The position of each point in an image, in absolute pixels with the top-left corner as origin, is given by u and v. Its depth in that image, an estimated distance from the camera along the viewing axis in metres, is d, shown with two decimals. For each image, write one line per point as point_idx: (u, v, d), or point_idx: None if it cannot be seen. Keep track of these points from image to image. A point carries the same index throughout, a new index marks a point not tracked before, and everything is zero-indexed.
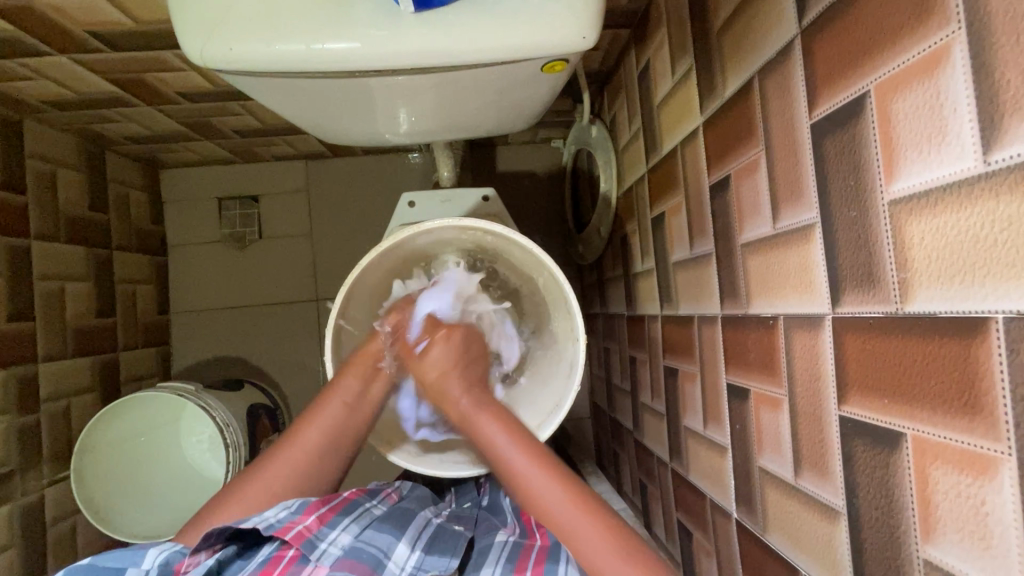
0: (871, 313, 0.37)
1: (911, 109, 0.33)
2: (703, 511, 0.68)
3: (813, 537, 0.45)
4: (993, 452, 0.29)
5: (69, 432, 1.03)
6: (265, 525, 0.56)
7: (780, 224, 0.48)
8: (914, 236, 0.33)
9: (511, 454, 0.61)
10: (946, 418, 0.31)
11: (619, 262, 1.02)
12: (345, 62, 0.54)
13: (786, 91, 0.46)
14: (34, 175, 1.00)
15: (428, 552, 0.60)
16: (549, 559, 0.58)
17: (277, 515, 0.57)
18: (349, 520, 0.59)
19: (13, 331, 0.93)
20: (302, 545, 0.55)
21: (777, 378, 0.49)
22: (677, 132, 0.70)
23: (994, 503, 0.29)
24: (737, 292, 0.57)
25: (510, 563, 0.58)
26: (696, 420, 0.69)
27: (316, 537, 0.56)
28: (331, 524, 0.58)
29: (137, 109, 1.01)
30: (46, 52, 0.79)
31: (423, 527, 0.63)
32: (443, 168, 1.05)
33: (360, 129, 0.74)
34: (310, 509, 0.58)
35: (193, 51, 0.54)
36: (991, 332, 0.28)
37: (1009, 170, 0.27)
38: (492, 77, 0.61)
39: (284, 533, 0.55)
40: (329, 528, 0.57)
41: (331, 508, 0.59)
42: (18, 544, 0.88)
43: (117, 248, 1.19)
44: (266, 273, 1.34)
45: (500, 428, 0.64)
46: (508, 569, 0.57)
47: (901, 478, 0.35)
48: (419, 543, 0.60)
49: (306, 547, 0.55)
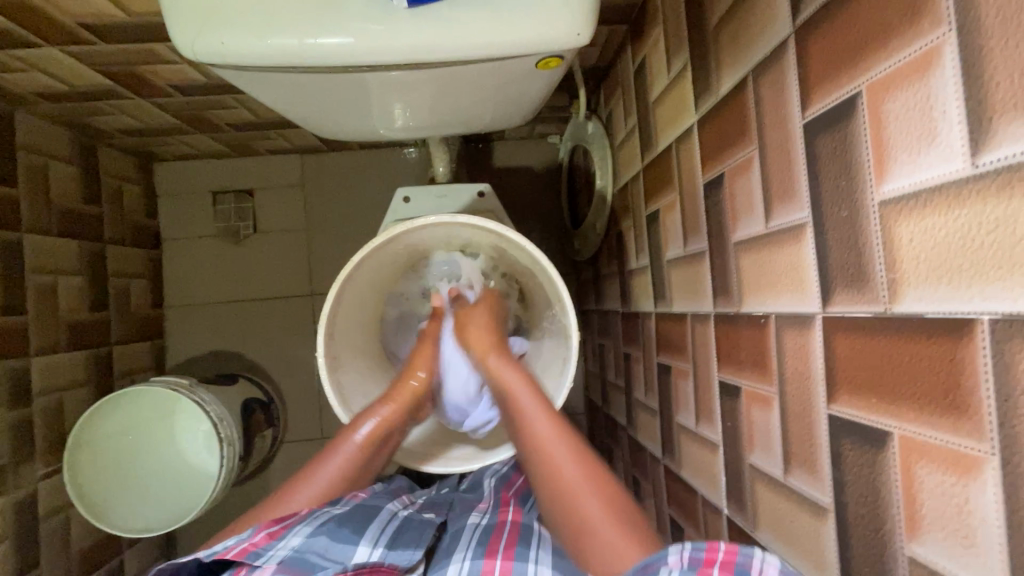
0: (862, 312, 0.37)
1: (902, 109, 0.33)
2: (694, 507, 0.68)
3: (801, 533, 0.46)
4: (978, 452, 0.29)
5: (62, 426, 1.03)
6: (209, 553, 0.56)
7: (773, 223, 0.48)
8: (904, 236, 0.33)
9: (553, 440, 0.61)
10: (932, 417, 0.32)
11: (615, 259, 1.02)
12: (339, 56, 0.54)
13: (779, 89, 0.46)
14: (26, 167, 0.99)
15: (391, 547, 0.60)
16: (519, 542, 0.61)
17: (225, 541, 0.57)
18: (299, 524, 0.59)
19: (5, 325, 0.92)
20: (249, 558, 0.55)
21: (768, 376, 0.50)
22: (672, 130, 0.70)
23: (978, 502, 0.29)
24: (730, 291, 0.57)
25: (482, 545, 0.61)
26: (688, 417, 0.69)
27: (263, 549, 0.56)
28: (281, 536, 0.57)
29: (130, 102, 1.00)
30: (37, 44, 0.78)
31: (386, 523, 0.63)
32: (438, 163, 1.05)
33: (354, 124, 0.74)
34: (259, 528, 0.58)
35: (185, 45, 0.53)
36: (978, 333, 0.29)
37: (997, 172, 0.27)
38: (487, 73, 0.61)
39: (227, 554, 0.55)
40: (279, 539, 0.57)
41: (283, 523, 0.59)
42: (11, 538, 0.88)
43: (110, 242, 1.19)
44: (261, 268, 1.34)
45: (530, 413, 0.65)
46: (479, 552, 0.60)
47: (888, 476, 0.36)
48: (381, 540, 0.60)
49: (253, 557, 0.55)
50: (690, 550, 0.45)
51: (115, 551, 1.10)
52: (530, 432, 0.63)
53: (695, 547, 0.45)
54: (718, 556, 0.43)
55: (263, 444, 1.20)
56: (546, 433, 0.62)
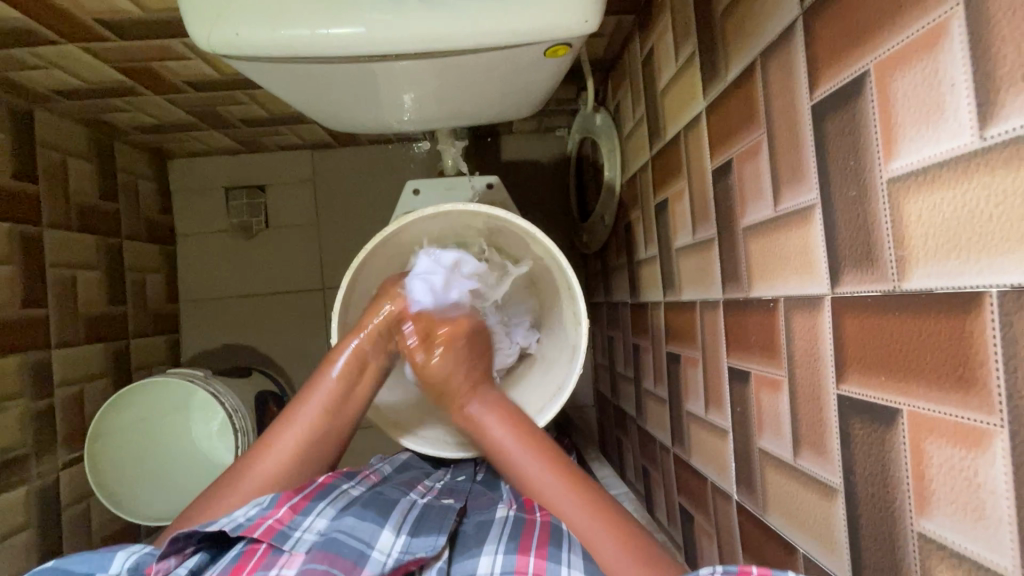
0: (872, 291, 0.37)
1: (910, 87, 0.33)
2: (704, 494, 0.69)
3: (811, 515, 0.46)
4: (987, 425, 0.29)
5: (82, 417, 1.05)
6: (233, 525, 0.55)
7: (781, 206, 0.48)
8: (912, 213, 0.33)
9: (526, 457, 0.62)
10: (941, 393, 0.32)
11: (623, 250, 1.03)
12: (349, 46, 0.55)
13: (788, 72, 0.46)
14: (46, 164, 1.01)
15: (414, 534, 0.58)
16: (552, 540, 0.56)
17: (247, 513, 0.57)
18: (324, 504, 0.59)
19: (27, 318, 0.94)
20: (274, 538, 0.54)
21: (778, 360, 0.50)
22: (681, 117, 0.70)
23: (987, 475, 0.29)
24: (739, 276, 0.57)
25: (514, 540, 0.56)
26: (698, 404, 0.70)
27: (290, 527, 0.55)
28: (305, 511, 0.57)
29: (145, 98, 1.02)
30: (57, 41, 0.80)
31: (408, 513, 0.62)
32: (447, 156, 1.05)
33: (365, 115, 0.75)
34: (281, 501, 0.57)
35: (200, 37, 0.55)
36: (986, 306, 0.29)
37: (1004, 144, 0.27)
38: (495, 62, 0.62)
39: (253, 531, 0.54)
40: (302, 516, 0.57)
41: (305, 496, 0.59)
42: (35, 524, 0.91)
43: (127, 237, 1.21)
44: (273, 262, 1.36)
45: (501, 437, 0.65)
46: (511, 546, 0.56)
47: (897, 453, 0.36)
48: (404, 529, 0.58)
49: (279, 539, 0.54)
50: (723, 571, 0.42)
51: (135, 539, 1.13)
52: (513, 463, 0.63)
53: (728, 569, 0.42)
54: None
55: None
56: (529, 470, 0.61)
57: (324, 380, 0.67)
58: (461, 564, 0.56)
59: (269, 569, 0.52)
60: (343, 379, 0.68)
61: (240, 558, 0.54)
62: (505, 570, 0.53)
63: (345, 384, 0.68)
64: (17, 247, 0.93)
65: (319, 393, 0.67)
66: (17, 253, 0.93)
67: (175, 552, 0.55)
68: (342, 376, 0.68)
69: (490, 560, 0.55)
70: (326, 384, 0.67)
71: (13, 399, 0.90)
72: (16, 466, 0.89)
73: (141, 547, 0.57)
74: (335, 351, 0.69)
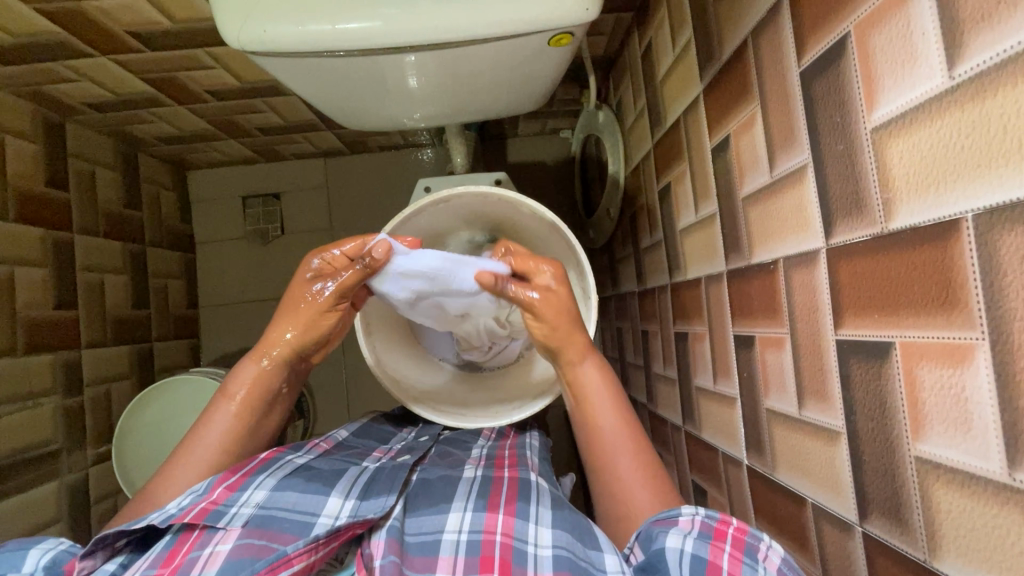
0: (862, 236, 0.39)
1: (886, 42, 0.36)
2: (715, 465, 0.70)
3: (817, 463, 0.48)
4: (970, 339, 0.31)
5: (109, 415, 1.09)
6: (163, 517, 0.51)
7: (777, 170, 0.51)
8: (894, 156, 0.36)
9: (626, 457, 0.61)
10: (928, 318, 0.34)
11: (629, 240, 1.06)
12: (366, 40, 0.60)
13: (776, 45, 0.49)
14: (75, 174, 1.07)
15: (364, 497, 0.56)
16: (519, 497, 0.56)
17: (180, 503, 0.53)
18: (264, 475, 0.57)
19: (60, 318, 0.99)
20: (208, 517, 0.51)
21: (780, 318, 0.52)
22: (680, 102, 0.73)
23: (972, 388, 0.32)
24: (741, 245, 0.59)
25: (482, 499, 0.56)
26: (706, 377, 0.72)
27: (224, 506, 0.52)
28: (242, 487, 0.55)
29: (168, 109, 1.08)
30: (90, 54, 0.86)
31: (357, 477, 0.59)
32: (457, 155, 1.09)
33: (379, 111, 0.79)
34: (215, 484, 0.54)
35: (232, 36, 0.60)
36: (963, 230, 0.31)
37: (970, 80, 0.30)
38: (502, 53, 0.66)
39: (184, 516, 0.51)
40: (240, 492, 0.54)
41: (243, 473, 0.56)
42: (65, 517, 0.94)
43: (150, 244, 1.26)
44: (289, 267, 1.40)
45: (604, 429, 0.63)
46: (479, 504, 0.55)
47: (892, 385, 0.38)
48: (354, 492, 0.56)
49: (213, 518, 0.51)
50: (704, 516, 0.46)
51: None
52: (609, 460, 0.62)
53: (710, 514, 0.46)
54: (728, 528, 0.45)
55: (294, 436, 1.20)
56: (611, 442, 0.62)
57: (222, 410, 0.64)
58: (427, 521, 0.55)
59: (204, 547, 0.49)
60: (245, 407, 0.65)
61: (174, 544, 0.50)
62: (472, 531, 0.52)
63: (249, 412, 0.65)
64: (50, 251, 0.98)
65: (218, 425, 0.64)
66: (50, 256, 0.98)
67: (103, 548, 0.51)
68: (245, 397, 0.65)
69: (458, 518, 0.54)
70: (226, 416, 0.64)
71: (46, 395, 0.94)
72: (49, 460, 0.93)
73: (57, 543, 0.51)
74: (229, 381, 0.65)
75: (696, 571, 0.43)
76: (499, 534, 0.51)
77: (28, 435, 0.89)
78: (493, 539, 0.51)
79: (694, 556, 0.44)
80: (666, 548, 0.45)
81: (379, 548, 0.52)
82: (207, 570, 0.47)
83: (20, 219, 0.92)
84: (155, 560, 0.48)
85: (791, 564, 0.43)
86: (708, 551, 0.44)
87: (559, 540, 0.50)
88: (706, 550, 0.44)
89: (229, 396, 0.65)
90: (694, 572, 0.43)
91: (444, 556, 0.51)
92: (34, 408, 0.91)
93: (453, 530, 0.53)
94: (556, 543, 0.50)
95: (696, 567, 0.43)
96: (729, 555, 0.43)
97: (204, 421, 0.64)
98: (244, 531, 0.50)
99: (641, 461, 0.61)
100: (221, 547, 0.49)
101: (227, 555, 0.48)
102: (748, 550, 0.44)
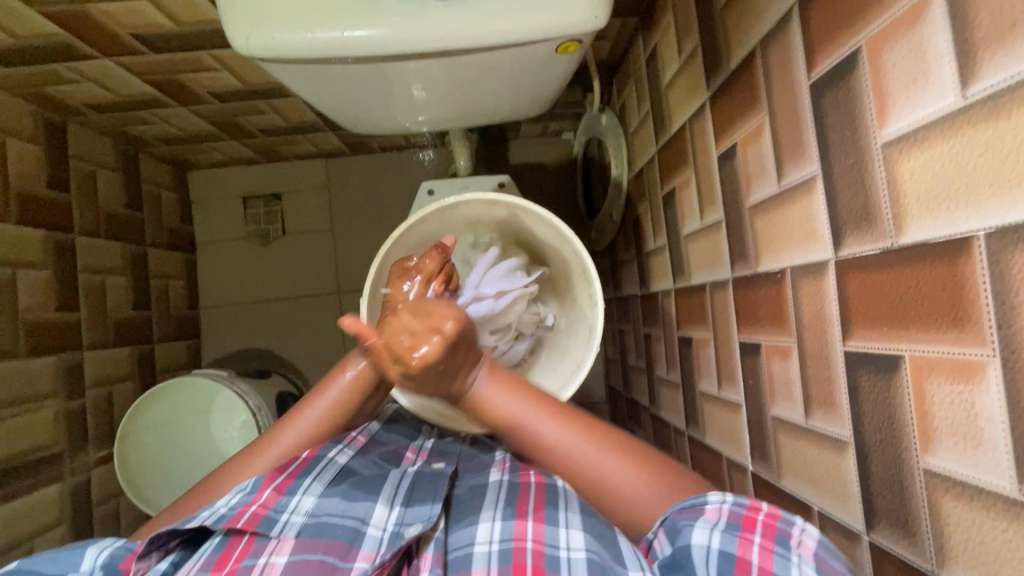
0: (872, 250, 0.40)
1: (898, 58, 0.36)
2: (719, 470, 0.71)
3: (824, 473, 0.48)
4: (982, 356, 0.32)
5: (111, 417, 1.08)
6: (215, 517, 0.52)
7: (785, 180, 0.51)
8: (905, 171, 0.37)
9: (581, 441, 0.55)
10: (939, 334, 0.35)
11: (632, 244, 1.06)
12: (374, 46, 0.60)
13: (785, 56, 0.49)
14: (76, 174, 1.06)
15: (409, 505, 0.56)
16: (548, 503, 0.54)
17: (229, 503, 0.53)
18: (310, 479, 0.56)
19: (62, 320, 0.99)
20: (260, 525, 0.51)
21: (787, 327, 0.52)
22: (686, 109, 0.74)
23: (983, 403, 0.32)
24: (747, 253, 0.60)
25: (511, 506, 0.55)
26: (711, 383, 0.72)
27: (275, 512, 0.52)
28: (290, 491, 0.54)
29: (171, 110, 1.07)
30: (93, 55, 0.85)
31: (399, 482, 0.59)
32: (460, 157, 1.09)
33: (383, 116, 0.79)
34: (263, 485, 0.55)
35: (239, 42, 0.60)
36: (974, 248, 0.32)
37: (982, 100, 0.31)
38: (509, 59, 0.66)
39: (235, 521, 0.51)
40: (287, 496, 0.54)
41: (290, 475, 0.56)
42: (68, 520, 0.94)
43: (151, 244, 1.25)
44: (290, 268, 1.39)
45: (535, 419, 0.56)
46: (508, 512, 0.54)
47: (901, 399, 0.38)
48: (397, 500, 0.56)
49: (265, 526, 0.51)
50: (732, 504, 0.46)
51: None
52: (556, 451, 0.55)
53: (738, 502, 0.47)
54: (759, 514, 0.45)
55: None
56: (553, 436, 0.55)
57: (339, 382, 0.63)
58: (461, 533, 0.54)
59: (259, 556, 0.49)
60: (358, 388, 0.63)
61: (225, 547, 0.51)
62: (503, 540, 0.51)
63: (360, 393, 0.64)
64: (52, 253, 0.98)
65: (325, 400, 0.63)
66: (52, 258, 0.98)
67: (157, 547, 0.51)
68: (354, 384, 0.63)
69: (488, 529, 0.53)
70: (341, 391, 0.63)
71: (48, 398, 0.93)
72: (51, 463, 0.92)
73: (114, 540, 0.52)
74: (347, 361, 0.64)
75: (724, 566, 0.44)
76: (531, 542, 0.50)
77: (30, 438, 0.89)
78: (523, 547, 0.49)
79: (721, 552, 0.44)
80: (692, 545, 0.46)
81: (426, 561, 0.51)
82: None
83: (21, 222, 0.92)
84: (206, 565, 0.49)
85: (825, 544, 0.43)
86: (737, 545, 0.44)
87: (591, 544, 0.49)
88: (734, 545, 0.44)
89: (352, 373, 0.63)
90: (723, 567, 0.44)
91: (476, 568, 0.49)
92: (36, 411, 0.90)
93: (485, 541, 0.52)
94: (589, 547, 0.48)
95: (723, 563, 0.44)
96: (758, 547, 0.44)
97: (323, 386, 0.64)
98: (296, 545, 0.50)
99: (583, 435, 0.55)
100: (277, 559, 0.49)
101: (284, 570, 0.48)
102: (779, 538, 0.44)
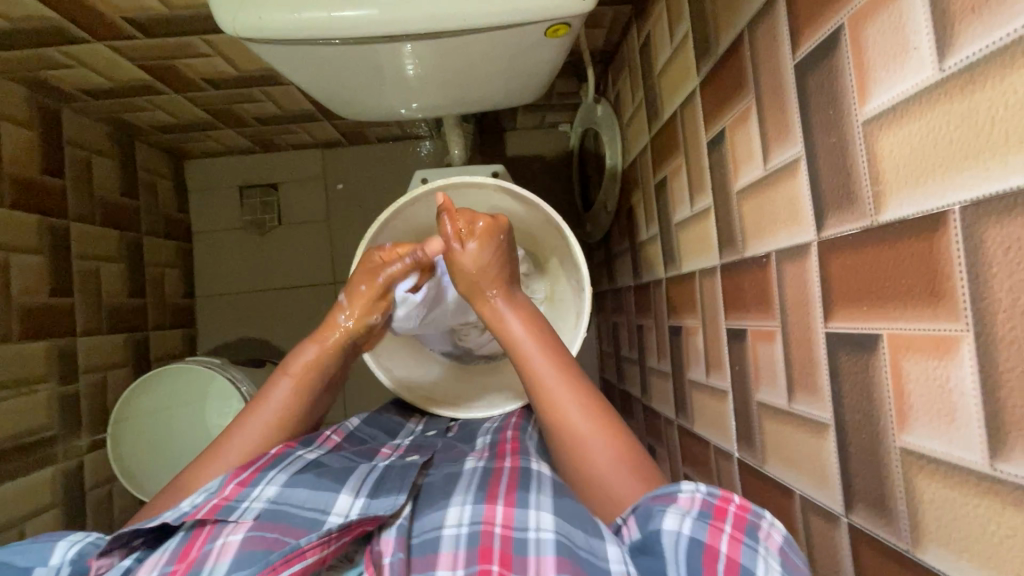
0: (852, 229, 0.40)
1: (879, 33, 0.36)
2: (707, 459, 0.70)
3: (805, 456, 0.48)
4: (955, 331, 0.32)
5: (105, 403, 1.09)
6: (177, 514, 0.52)
7: (771, 164, 0.51)
8: (885, 147, 0.36)
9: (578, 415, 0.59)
10: (917, 311, 0.34)
11: (626, 235, 1.06)
12: (361, 27, 0.60)
13: (772, 38, 0.49)
14: (71, 160, 1.06)
15: (374, 496, 0.55)
16: (519, 486, 0.55)
17: (193, 501, 0.53)
18: (275, 471, 0.57)
19: (55, 306, 0.99)
20: (220, 513, 0.51)
21: (771, 312, 0.52)
22: (677, 95, 0.73)
23: (957, 379, 0.32)
24: (735, 239, 0.59)
25: (482, 490, 0.56)
26: (699, 370, 0.72)
27: (235, 502, 0.53)
28: (253, 483, 0.55)
29: (166, 97, 1.07)
30: (86, 40, 0.85)
31: (366, 474, 0.59)
32: (454, 146, 1.08)
33: (375, 100, 0.79)
34: (228, 479, 0.55)
35: (227, 23, 0.60)
36: (950, 222, 0.32)
37: (959, 72, 0.30)
38: (498, 43, 0.66)
39: (197, 512, 0.51)
40: (250, 486, 0.54)
41: (255, 469, 0.57)
42: (60, 504, 0.95)
43: (146, 233, 1.26)
44: (286, 258, 1.39)
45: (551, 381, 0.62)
46: (479, 496, 0.55)
47: (879, 378, 0.38)
48: (363, 490, 0.56)
49: (224, 513, 0.51)
50: (704, 493, 0.46)
51: None
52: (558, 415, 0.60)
53: (711, 492, 0.46)
54: (730, 507, 0.45)
55: None
56: (570, 410, 0.59)
57: (281, 386, 0.65)
58: (429, 518, 0.54)
59: (216, 540, 0.49)
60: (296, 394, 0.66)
61: (187, 540, 0.50)
62: (472, 522, 0.51)
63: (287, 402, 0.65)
64: (46, 239, 0.98)
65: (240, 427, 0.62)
66: (45, 244, 0.98)
67: (120, 545, 0.51)
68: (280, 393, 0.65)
69: (458, 512, 0.53)
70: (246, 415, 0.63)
71: (41, 382, 0.94)
72: (44, 448, 0.93)
73: (85, 535, 0.53)
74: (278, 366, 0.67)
75: (693, 556, 0.43)
76: (499, 526, 0.50)
77: (22, 421, 0.89)
78: (492, 531, 0.50)
79: (692, 538, 0.44)
80: (662, 529, 0.45)
81: (387, 545, 0.52)
82: (219, 564, 0.47)
83: (16, 206, 0.92)
84: (167, 557, 0.49)
85: (791, 542, 0.43)
86: (707, 533, 0.44)
87: (559, 526, 0.48)
88: (704, 532, 0.44)
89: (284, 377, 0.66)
90: (691, 553, 0.43)
91: (445, 551, 0.50)
92: (29, 395, 0.91)
93: (452, 524, 0.52)
94: (557, 528, 0.48)
95: (693, 550, 0.43)
96: (728, 537, 0.43)
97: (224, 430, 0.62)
98: (254, 525, 0.50)
99: (557, 355, 0.64)
100: (232, 538, 0.49)
101: (239, 546, 0.48)
102: (748, 530, 0.44)
